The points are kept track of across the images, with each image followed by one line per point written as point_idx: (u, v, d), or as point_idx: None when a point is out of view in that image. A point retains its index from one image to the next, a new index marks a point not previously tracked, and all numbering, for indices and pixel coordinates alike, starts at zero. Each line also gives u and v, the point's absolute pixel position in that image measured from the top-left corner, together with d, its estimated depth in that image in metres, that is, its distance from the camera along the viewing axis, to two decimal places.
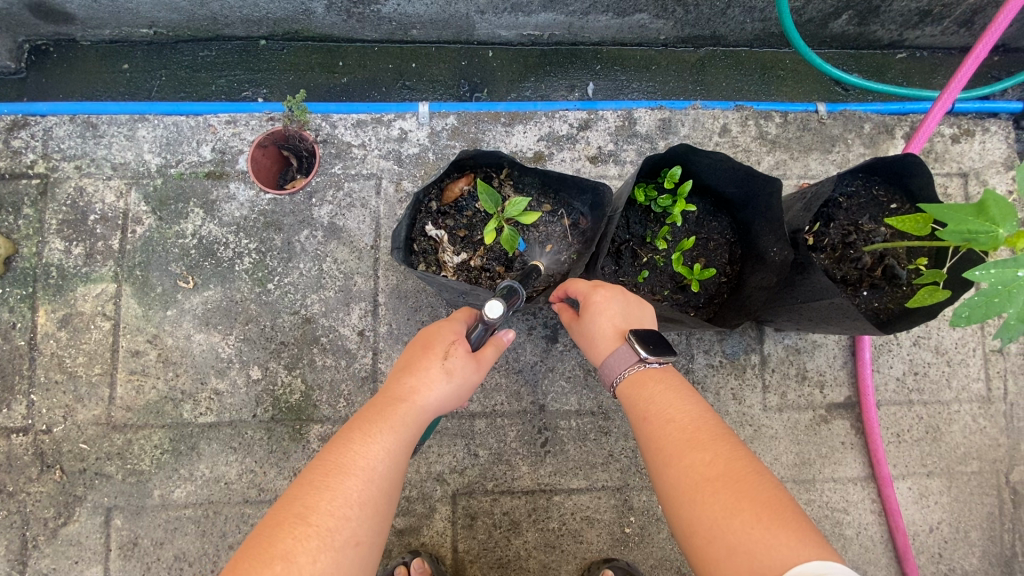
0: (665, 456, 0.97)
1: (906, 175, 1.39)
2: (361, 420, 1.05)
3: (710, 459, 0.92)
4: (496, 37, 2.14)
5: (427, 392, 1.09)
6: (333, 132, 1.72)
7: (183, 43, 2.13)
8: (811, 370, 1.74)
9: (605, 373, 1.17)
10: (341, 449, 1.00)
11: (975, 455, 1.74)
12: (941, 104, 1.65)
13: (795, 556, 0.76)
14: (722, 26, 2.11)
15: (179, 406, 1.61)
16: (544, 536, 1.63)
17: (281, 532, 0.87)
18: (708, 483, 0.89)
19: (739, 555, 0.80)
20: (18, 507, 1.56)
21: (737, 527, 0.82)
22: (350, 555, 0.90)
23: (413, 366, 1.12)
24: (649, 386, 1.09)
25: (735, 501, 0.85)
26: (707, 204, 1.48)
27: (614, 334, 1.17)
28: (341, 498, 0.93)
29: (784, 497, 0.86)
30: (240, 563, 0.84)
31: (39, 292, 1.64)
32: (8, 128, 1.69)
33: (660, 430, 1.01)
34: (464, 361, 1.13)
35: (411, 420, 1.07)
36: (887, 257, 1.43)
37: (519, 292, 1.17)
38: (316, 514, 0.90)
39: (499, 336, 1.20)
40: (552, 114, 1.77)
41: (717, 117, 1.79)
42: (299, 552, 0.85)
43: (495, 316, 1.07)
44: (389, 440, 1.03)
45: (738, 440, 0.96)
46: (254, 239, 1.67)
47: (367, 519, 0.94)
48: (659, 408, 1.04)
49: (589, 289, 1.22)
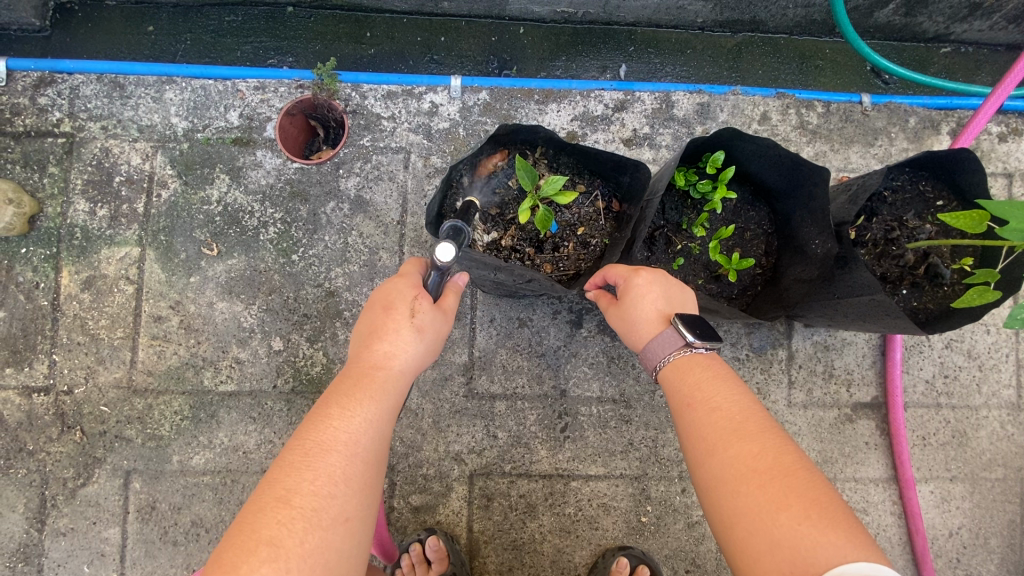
0: (707, 446, 0.94)
1: (957, 171, 1.35)
2: (336, 393, 0.97)
3: (758, 451, 0.89)
4: (529, 13, 2.08)
5: (401, 354, 1.03)
6: (363, 103, 1.68)
7: (209, 7, 2.08)
8: (838, 368, 1.71)
9: (646, 357, 1.13)
10: (318, 426, 0.93)
11: (1000, 461, 1.71)
12: (992, 100, 1.59)
13: (840, 554, 0.74)
14: (764, 10, 2.04)
15: (200, 373, 1.60)
16: (559, 521, 1.62)
17: (262, 519, 0.81)
18: (755, 476, 0.86)
19: (782, 550, 0.78)
20: (37, 467, 1.57)
21: (784, 522, 0.80)
22: (340, 533, 0.85)
23: (380, 331, 1.04)
24: (695, 372, 1.06)
25: (783, 495, 0.82)
26: (746, 192, 1.44)
27: (657, 318, 1.14)
28: (325, 476, 0.87)
29: (834, 495, 0.83)
30: (223, 551, 0.79)
31: (63, 252, 1.63)
32: (35, 85, 1.67)
33: (705, 418, 0.98)
34: (431, 315, 1.07)
35: (391, 386, 1.00)
36: (930, 255, 1.39)
37: (464, 231, 1.14)
38: (298, 496, 0.85)
39: (454, 281, 1.14)
40: (588, 94, 1.72)
41: (757, 104, 1.74)
42: (285, 536, 0.80)
43: (444, 258, 1.01)
44: (369, 410, 0.96)
45: (787, 434, 0.93)
46: (280, 209, 1.64)
47: (355, 494, 0.89)
48: (705, 395, 1.01)
49: (629, 272, 1.19)
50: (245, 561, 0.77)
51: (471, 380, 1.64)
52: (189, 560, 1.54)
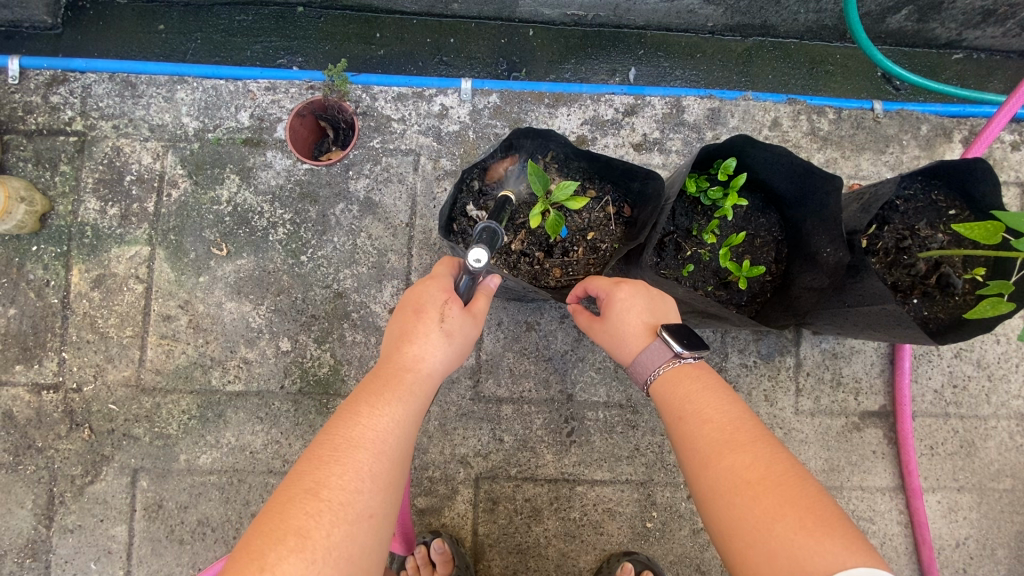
0: (700, 457, 0.93)
1: (971, 181, 1.34)
2: (366, 391, 0.98)
3: (750, 461, 0.88)
4: (539, 15, 2.08)
5: (430, 357, 1.02)
6: (373, 104, 1.69)
7: (220, 7, 2.09)
8: (847, 376, 1.70)
9: (636, 371, 1.11)
10: (347, 422, 0.93)
11: (1008, 472, 1.70)
12: (1006, 109, 1.55)
13: (837, 562, 0.74)
14: (775, 15, 2.04)
15: (207, 373, 1.61)
16: (564, 526, 1.62)
17: (291, 510, 0.81)
18: (748, 487, 0.85)
19: (780, 559, 0.77)
20: (46, 463, 1.58)
21: (780, 532, 0.79)
22: (365, 529, 0.85)
23: (410, 334, 1.04)
24: (685, 383, 1.04)
25: (777, 506, 0.82)
26: (757, 199, 1.43)
27: (644, 330, 1.12)
28: (354, 471, 0.87)
29: (829, 502, 0.83)
30: (253, 540, 0.79)
31: (74, 251, 1.63)
32: (47, 84, 1.68)
33: (696, 430, 0.96)
34: (462, 320, 1.06)
35: (419, 389, 1.00)
36: (943, 264, 1.39)
37: (497, 233, 1.11)
38: (327, 488, 0.84)
39: (484, 284, 1.12)
40: (598, 98, 1.72)
41: (768, 110, 1.74)
42: (313, 527, 0.80)
43: (479, 263, 1.01)
44: (397, 411, 0.96)
45: (779, 442, 0.92)
46: (289, 210, 1.65)
47: (381, 492, 0.89)
48: (695, 407, 0.99)
49: (612, 284, 1.17)
50: (274, 549, 0.77)
51: (477, 383, 1.64)
52: (195, 559, 1.55)
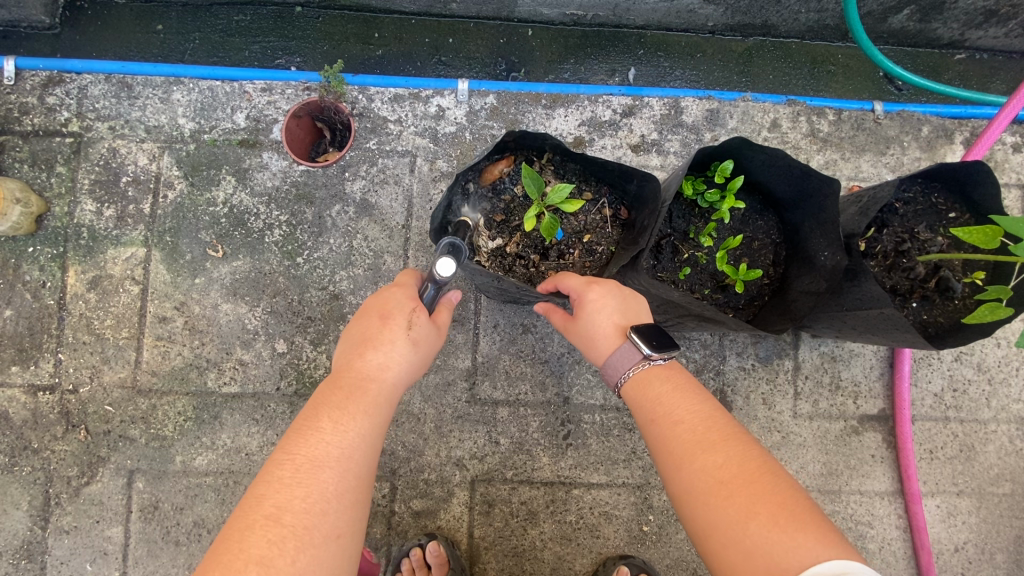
0: (674, 459, 0.92)
1: (971, 184, 1.32)
2: (328, 405, 0.96)
3: (722, 461, 0.87)
4: (538, 15, 2.06)
5: (394, 367, 1.02)
6: (370, 106, 1.68)
7: (218, 7, 2.08)
8: (845, 379, 1.69)
9: (607, 373, 1.10)
10: (309, 441, 0.92)
11: (1008, 476, 1.69)
12: (1007, 110, 1.54)
13: (812, 556, 0.74)
14: (775, 15, 2.02)
15: (203, 374, 1.61)
16: (560, 529, 1.61)
17: (252, 539, 0.81)
18: (720, 487, 0.85)
19: (756, 558, 0.77)
20: (43, 464, 1.58)
21: (754, 530, 0.79)
22: (332, 549, 0.85)
23: (375, 342, 1.03)
24: (657, 385, 1.03)
25: (749, 504, 0.81)
26: (755, 202, 1.42)
27: (615, 331, 1.11)
28: (317, 493, 0.87)
29: (804, 499, 0.82)
30: (212, 571, 0.78)
31: (70, 252, 1.63)
32: (44, 84, 1.67)
33: (668, 432, 0.95)
34: (427, 329, 1.07)
35: (383, 399, 1.00)
36: (942, 268, 1.38)
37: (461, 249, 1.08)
38: (289, 513, 0.84)
39: (447, 297, 1.16)
40: (596, 99, 1.71)
41: (767, 111, 1.72)
42: (275, 555, 0.80)
43: (448, 273, 1.04)
44: (362, 426, 0.96)
45: (753, 441, 0.92)
46: (285, 212, 1.64)
47: (347, 510, 0.89)
48: (667, 409, 0.99)
49: (583, 285, 1.15)
50: None
51: (473, 385, 1.63)
52: (191, 560, 1.55)
